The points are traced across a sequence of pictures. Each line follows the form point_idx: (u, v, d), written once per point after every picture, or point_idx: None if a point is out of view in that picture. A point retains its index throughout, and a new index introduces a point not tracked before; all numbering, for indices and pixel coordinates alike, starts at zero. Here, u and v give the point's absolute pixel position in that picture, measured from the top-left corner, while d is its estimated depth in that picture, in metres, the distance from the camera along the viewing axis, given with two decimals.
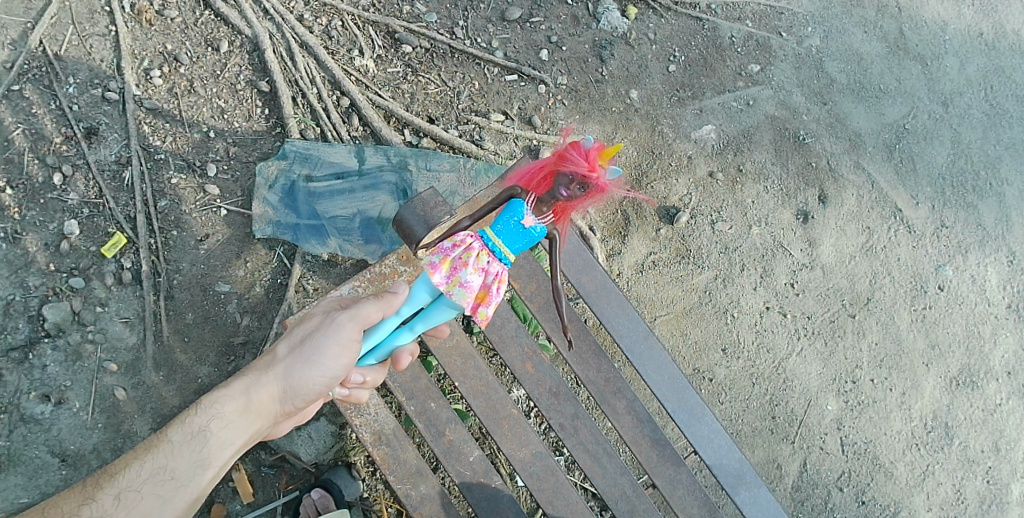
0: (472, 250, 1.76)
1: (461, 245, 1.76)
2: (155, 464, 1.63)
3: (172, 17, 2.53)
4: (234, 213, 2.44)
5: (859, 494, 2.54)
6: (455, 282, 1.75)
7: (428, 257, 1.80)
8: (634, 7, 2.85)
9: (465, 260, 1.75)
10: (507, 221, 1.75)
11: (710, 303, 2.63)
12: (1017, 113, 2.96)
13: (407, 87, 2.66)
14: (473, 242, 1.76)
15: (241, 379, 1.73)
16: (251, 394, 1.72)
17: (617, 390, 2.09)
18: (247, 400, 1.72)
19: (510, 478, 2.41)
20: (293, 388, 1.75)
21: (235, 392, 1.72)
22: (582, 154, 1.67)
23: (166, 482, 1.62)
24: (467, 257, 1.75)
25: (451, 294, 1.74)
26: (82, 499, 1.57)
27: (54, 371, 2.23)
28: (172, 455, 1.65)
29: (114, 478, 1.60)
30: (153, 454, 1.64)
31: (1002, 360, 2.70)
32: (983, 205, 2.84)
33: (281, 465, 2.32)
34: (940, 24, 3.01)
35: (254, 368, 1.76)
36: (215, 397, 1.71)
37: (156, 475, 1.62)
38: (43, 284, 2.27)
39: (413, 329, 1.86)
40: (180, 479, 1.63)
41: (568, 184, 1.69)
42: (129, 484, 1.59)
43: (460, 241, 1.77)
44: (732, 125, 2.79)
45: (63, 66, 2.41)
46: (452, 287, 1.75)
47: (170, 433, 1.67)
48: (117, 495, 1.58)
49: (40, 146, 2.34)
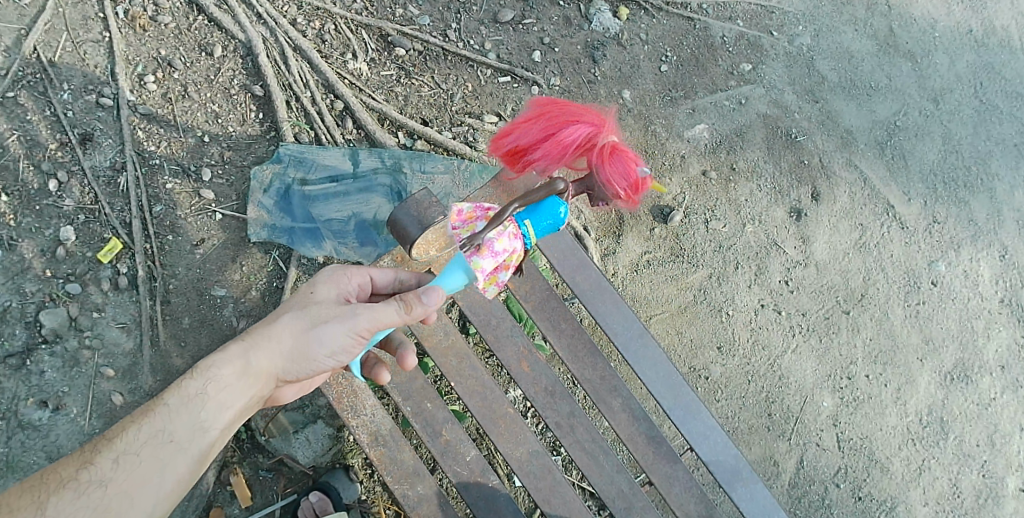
0: (517, 254, 1.72)
1: (508, 251, 1.69)
2: (153, 427, 1.61)
3: (165, 23, 2.54)
4: (229, 217, 2.45)
5: (856, 489, 2.55)
6: (495, 283, 1.75)
7: (475, 259, 1.69)
8: (626, 7, 2.86)
9: (506, 263, 1.72)
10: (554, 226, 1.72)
11: (704, 302, 2.64)
12: (1007, 109, 2.97)
13: (401, 90, 2.67)
14: (518, 246, 1.71)
15: (241, 344, 1.69)
16: (251, 361, 1.67)
17: (613, 388, 2.10)
18: (248, 367, 1.67)
19: (507, 478, 2.44)
20: (294, 363, 1.69)
21: (235, 357, 1.67)
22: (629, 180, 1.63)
23: (165, 445, 1.60)
24: (513, 262, 1.72)
25: (487, 291, 1.75)
26: (79, 464, 1.56)
27: (51, 377, 2.23)
28: (169, 418, 1.62)
29: (111, 441, 1.59)
30: (151, 418, 1.62)
31: (995, 354, 2.71)
32: (974, 201, 2.86)
33: (279, 469, 2.33)
34: (930, 21, 3.03)
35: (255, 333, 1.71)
36: (214, 360, 1.67)
37: (154, 438, 1.60)
38: (40, 290, 2.28)
39: None
40: (180, 442, 1.61)
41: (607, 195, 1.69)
42: (126, 447, 1.58)
43: (507, 247, 1.69)
44: (725, 123, 2.80)
45: (57, 73, 2.41)
46: (489, 285, 1.76)
47: (169, 396, 1.65)
48: (115, 459, 1.56)
49: (35, 153, 2.35)
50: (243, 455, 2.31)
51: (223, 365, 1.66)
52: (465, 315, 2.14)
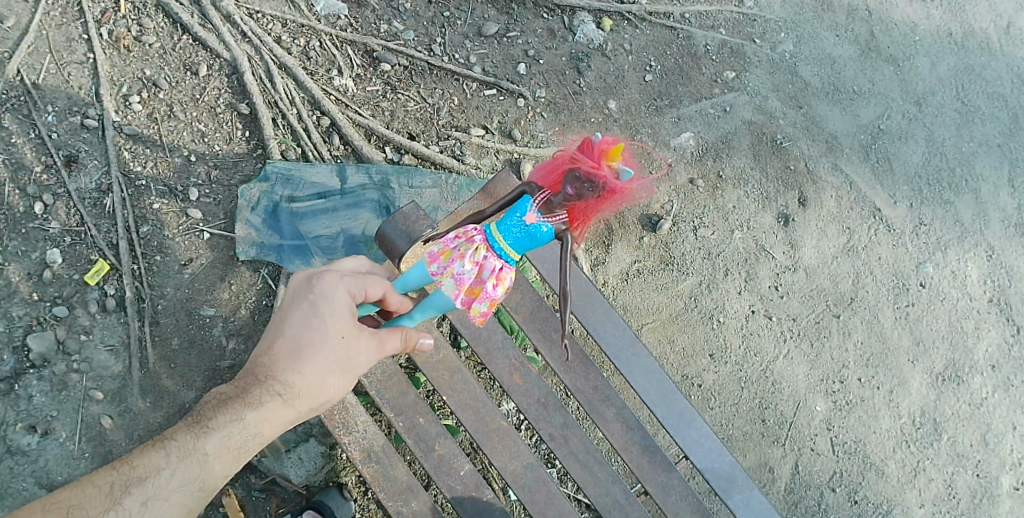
0: (472, 243, 1.84)
1: (460, 238, 1.86)
2: (188, 475, 1.53)
3: (150, 43, 2.53)
4: (217, 236, 2.44)
5: (853, 493, 2.55)
6: (449, 273, 1.84)
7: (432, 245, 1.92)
8: (609, 19, 2.88)
9: (462, 252, 1.84)
10: (509, 218, 1.83)
11: (696, 309, 2.65)
12: (989, 110, 3.00)
13: (387, 105, 2.67)
14: (474, 236, 1.85)
15: (279, 401, 1.57)
16: (292, 415, 1.60)
17: (605, 397, 2.10)
18: (292, 420, 1.61)
19: (503, 492, 2.42)
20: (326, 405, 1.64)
21: (277, 413, 1.58)
22: (590, 152, 1.73)
23: (194, 494, 1.54)
24: (465, 249, 1.84)
25: (442, 283, 1.84)
26: (106, 503, 1.46)
27: (40, 402, 2.21)
28: (205, 466, 1.55)
29: (143, 480, 1.50)
30: (188, 462, 1.53)
31: (986, 354, 2.73)
32: (960, 202, 2.88)
33: (271, 489, 2.30)
34: (910, 25, 3.07)
35: (288, 387, 1.58)
36: (256, 418, 1.57)
37: (187, 487, 1.53)
38: (27, 314, 2.25)
39: (413, 317, 1.97)
40: (207, 491, 1.56)
41: (574, 181, 1.75)
42: (160, 493, 1.50)
43: (461, 233, 1.86)
44: (710, 131, 2.81)
45: (41, 95, 2.40)
46: (445, 277, 1.85)
47: (208, 440, 1.55)
48: (144, 503, 1.48)
49: (20, 176, 2.33)
50: (235, 476, 2.27)
51: (264, 420, 1.57)
52: (456, 327, 2.13)
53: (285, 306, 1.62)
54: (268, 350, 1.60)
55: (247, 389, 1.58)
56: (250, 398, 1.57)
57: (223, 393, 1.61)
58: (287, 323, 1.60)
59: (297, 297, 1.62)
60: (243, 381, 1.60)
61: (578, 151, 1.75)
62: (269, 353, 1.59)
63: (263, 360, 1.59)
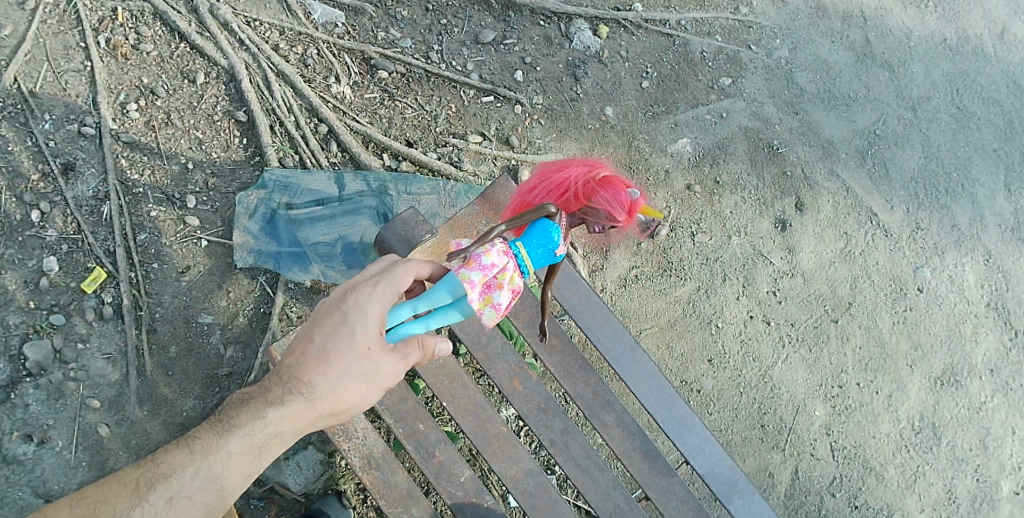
0: (507, 272, 1.79)
1: (497, 266, 1.78)
2: (210, 473, 1.53)
3: (148, 51, 2.54)
4: (214, 244, 2.44)
5: (852, 498, 2.54)
6: (488, 303, 1.80)
7: (458, 267, 1.79)
8: (606, 26, 2.90)
9: (501, 282, 1.79)
10: (542, 249, 1.79)
11: (694, 315, 2.64)
12: (984, 115, 3.02)
13: (385, 112, 2.68)
14: (508, 264, 1.79)
15: (301, 404, 1.56)
16: (311, 419, 1.58)
17: (606, 403, 2.09)
18: (310, 424, 1.59)
19: (503, 498, 2.41)
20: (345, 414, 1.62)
21: (297, 415, 1.56)
22: (626, 205, 1.77)
23: (216, 493, 1.54)
24: (503, 280, 1.79)
25: (483, 313, 1.80)
26: (132, 500, 1.49)
27: (36, 410, 2.20)
28: (227, 465, 1.54)
29: (168, 476, 1.52)
30: (210, 462, 1.53)
31: (984, 358, 2.73)
32: (956, 206, 2.89)
33: (270, 497, 2.28)
34: (905, 31, 3.09)
35: (312, 391, 1.57)
36: (277, 418, 1.56)
37: (208, 485, 1.53)
38: (23, 322, 2.24)
39: (427, 325, 1.89)
40: (229, 490, 1.56)
41: (604, 223, 1.79)
42: (183, 489, 1.52)
43: (497, 262, 1.78)
44: (707, 137, 2.82)
45: (38, 103, 2.40)
46: (485, 306, 1.81)
47: (230, 439, 1.55)
48: (168, 500, 1.50)
49: (17, 185, 2.33)
50: None
51: (284, 421, 1.56)
52: (456, 333, 2.12)
53: (319, 312, 1.63)
54: (297, 353, 1.60)
55: (271, 389, 1.58)
56: (274, 399, 1.57)
57: (249, 393, 1.61)
58: (318, 328, 1.61)
59: (331, 305, 1.62)
60: (269, 382, 1.60)
61: (611, 198, 1.76)
62: (297, 355, 1.60)
63: (291, 362, 1.60)
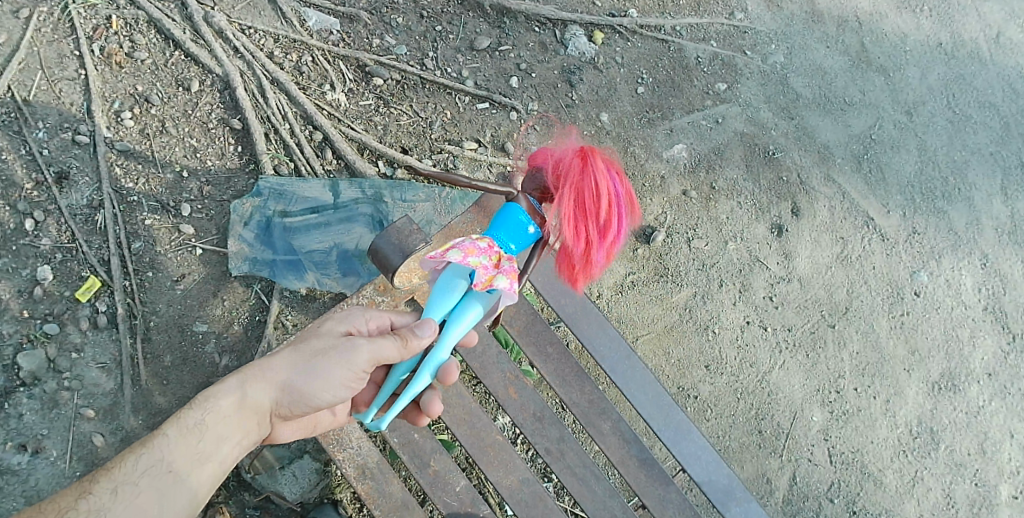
0: None
1: None
2: (151, 458, 1.61)
3: (142, 59, 2.53)
4: (209, 252, 2.43)
5: (849, 504, 2.53)
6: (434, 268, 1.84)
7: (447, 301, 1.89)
8: (600, 32, 2.89)
9: None
10: None
11: (691, 320, 2.64)
12: (980, 119, 3.02)
13: (380, 119, 2.67)
14: None
15: (240, 375, 1.71)
16: (249, 391, 1.70)
17: (602, 411, 2.08)
18: (248, 397, 1.69)
19: (499, 506, 2.41)
20: (297, 400, 1.70)
21: (233, 386, 1.70)
22: None
23: (163, 477, 1.61)
24: None
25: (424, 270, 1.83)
26: (77, 494, 1.56)
27: (30, 420, 2.19)
28: (170, 449, 1.62)
29: (110, 470, 1.59)
30: (150, 447, 1.62)
31: (982, 362, 2.72)
32: (953, 210, 2.89)
33: (265, 507, 2.27)
34: (900, 36, 3.09)
35: (256, 364, 1.73)
36: (215, 393, 1.68)
37: (153, 469, 1.60)
38: (17, 331, 2.24)
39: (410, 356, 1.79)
40: (180, 474, 1.62)
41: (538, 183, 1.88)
42: (128, 478, 1.58)
43: None
44: (703, 143, 2.82)
45: (32, 112, 2.40)
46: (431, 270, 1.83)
47: (169, 424, 1.65)
48: (114, 489, 1.57)
49: (11, 193, 2.33)
50: (229, 493, 2.26)
51: (221, 394, 1.68)
52: None
53: None
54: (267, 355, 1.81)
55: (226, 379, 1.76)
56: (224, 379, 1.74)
57: None
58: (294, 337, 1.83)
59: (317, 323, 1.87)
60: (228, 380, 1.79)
61: None
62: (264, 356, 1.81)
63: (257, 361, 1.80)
